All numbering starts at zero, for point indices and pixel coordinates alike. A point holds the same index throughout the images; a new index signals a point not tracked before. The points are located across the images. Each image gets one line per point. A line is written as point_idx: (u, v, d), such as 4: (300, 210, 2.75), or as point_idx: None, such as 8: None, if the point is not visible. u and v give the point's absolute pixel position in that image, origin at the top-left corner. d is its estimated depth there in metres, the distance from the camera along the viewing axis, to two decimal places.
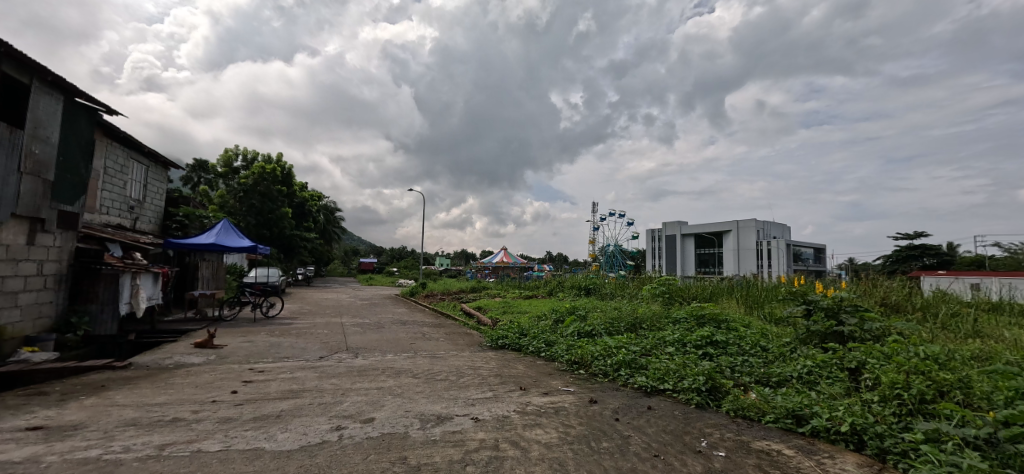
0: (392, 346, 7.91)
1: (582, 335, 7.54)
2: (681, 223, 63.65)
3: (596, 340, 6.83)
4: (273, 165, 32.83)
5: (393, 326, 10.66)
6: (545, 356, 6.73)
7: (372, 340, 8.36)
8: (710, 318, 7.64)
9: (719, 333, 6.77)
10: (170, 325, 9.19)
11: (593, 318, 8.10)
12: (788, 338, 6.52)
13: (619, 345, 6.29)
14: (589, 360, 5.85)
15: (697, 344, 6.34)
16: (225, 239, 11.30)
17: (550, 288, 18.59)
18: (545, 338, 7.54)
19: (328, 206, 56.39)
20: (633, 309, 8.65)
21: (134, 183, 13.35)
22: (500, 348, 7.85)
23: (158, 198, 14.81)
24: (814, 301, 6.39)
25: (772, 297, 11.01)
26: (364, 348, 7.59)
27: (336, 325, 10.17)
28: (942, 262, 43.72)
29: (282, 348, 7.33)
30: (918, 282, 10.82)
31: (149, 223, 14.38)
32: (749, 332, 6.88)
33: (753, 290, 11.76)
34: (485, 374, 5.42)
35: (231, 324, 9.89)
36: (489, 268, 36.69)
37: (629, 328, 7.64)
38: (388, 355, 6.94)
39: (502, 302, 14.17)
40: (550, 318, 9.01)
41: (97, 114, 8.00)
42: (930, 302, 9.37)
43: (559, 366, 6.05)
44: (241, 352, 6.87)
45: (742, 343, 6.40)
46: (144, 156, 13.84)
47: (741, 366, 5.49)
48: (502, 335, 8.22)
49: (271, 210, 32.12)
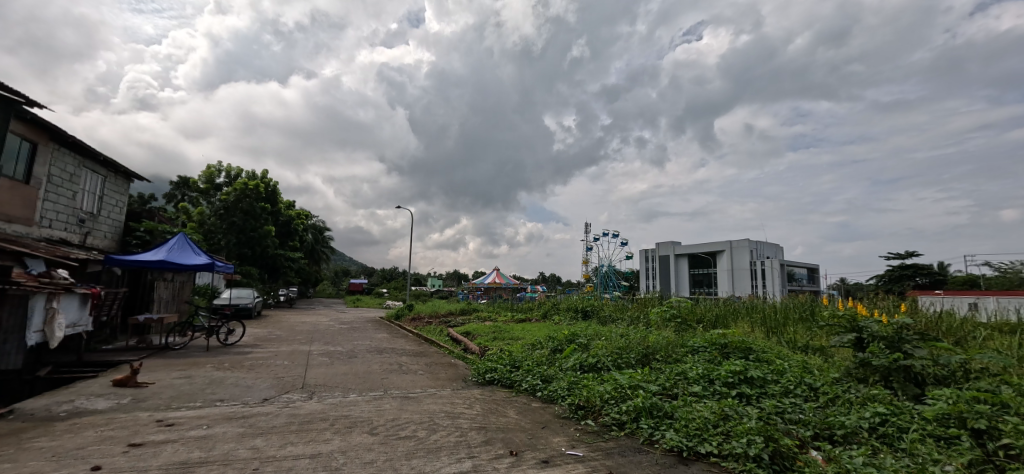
0: (358, 382, 6.64)
1: (585, 369, 6.31)
2: (674, 243, 63.12)
3: (603, 376, 5.63)
4: (257, 181, 31.47)
5: (368, 355, 9.36)
6: (542, 396, 5.52)
7: (337, 375, 7.09)
8: (734, 347, 6.51)
9: (751, 366, 5.61)
10: (101, 356, 7.87)
11: (596, 348, 6.91)
12: (837, 373, 5.39)
13: (633, 383, 5.11)
14: (598, 405, 4.65)
15: (728, 383, 5.16)
16: (178, 256, 9.96)
17: (544, 310, 17.31)
18: (540, 372, 6.32)
19: (316, 226, 54.81)
20: (643, 336, 7.44)
21: (86, 194, 12.10)
22: (488, 384, 6.62)
23: (118, 212, 13.55)
24: (867, 328, 5.31)
25: (788, 320, 9.94)
26: (323, 385, 6.32)
27: (301, 355, 8.83)
28: (935, 282, 43.32)
29: (221, 386, 6.04)
30: (938, 301, 9.99)
31: (106, 239, 13.10)
32: (785, 365, 5.73)
33: (770, 313, 10.62)
34: (465, 426, 4.17)
35: (177, 354, 8.55)
36: (480, 289, 35.50)
37: (641, 360, 6.44)
38: (349, 396, 5.70)
39: (493, 326, 12.89)
40: (546, 347, 7.78)
41: (15, 106, 6.87)
42: (958, 320, 8.42)
43: (559, 413, 4.82)
44: (167, 393, 5.58)
45: (782, 380, 5.24)
46: (101, 166, 12.67)
47: (791, 414, 4.36)
48: (491, 368, 7.00)
49: (253, 229, 30.75)
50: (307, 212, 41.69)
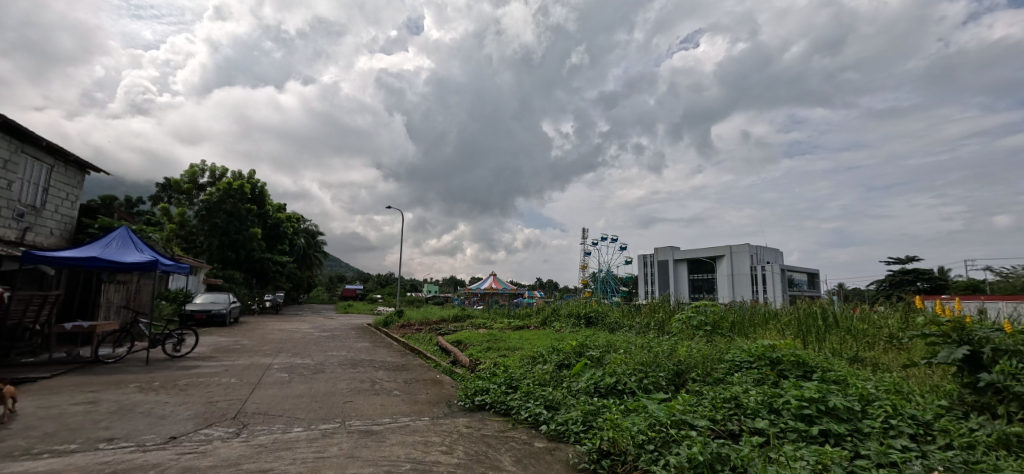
0: (312, 407, 5.21)
1: (602, 392, 4.93)
2: (672, 248, 62.09)
3: (630, 404, 4.23)
4: (240, 181, 29.69)
5: (339, 369, 7.93)
6: (548, 432, 4.11)
7: (289, 398, 5.65)
8: (791, 363, 5.15)
9: (826, 390, 4.23)
10: (6, 374, 6.43)
11: (614, 364, 5.52)
12: (944, 401, 4.05)
13: (676, 417, 3.70)
14: (631, 454, 3.26)
15: (802, 415, 3.79)
16: (115, 252, 8.50)
17: (544, 317, 15.87)
18: (543, 396, 4.92)
19: (309, 230, 53.39)
20: (670, 347, 6.02)
21: (26, 184, 10.68)
22: (479, 410, 5.21)
23: (68, 207, 12.11)
24: (983, 339, 3.98)
25: (828, 325, 8.59)
26: (262, 413, 4.88)
27: (257, 370, 7.41)
28: (937, 287, 42.27)
29: (125, 418, 4.60)
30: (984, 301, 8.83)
31: (52, 236, 11.67)
32: (869, 389, 4.37)
33: (806, 318, 9.21)
34: None
35: (104, 370, 7.08)
36: (475, 295, 34.21)
37: (673, 380, 5.06)
38: (289, 432, 4.27)
39: (487, 335, 11.40)
40: (549, 362, 6.36)
41: None
42: None
43: (573, 462, 3.43)
44: (40, 429, 4.14)
45: (876, 412, 3.86)
46: (46, 153, 11.29)
47: (915, 467, 3.00)
48: (482, 389, 5.61)
49: (238, 231, 29.32)
50: (297, 214, 40.12)
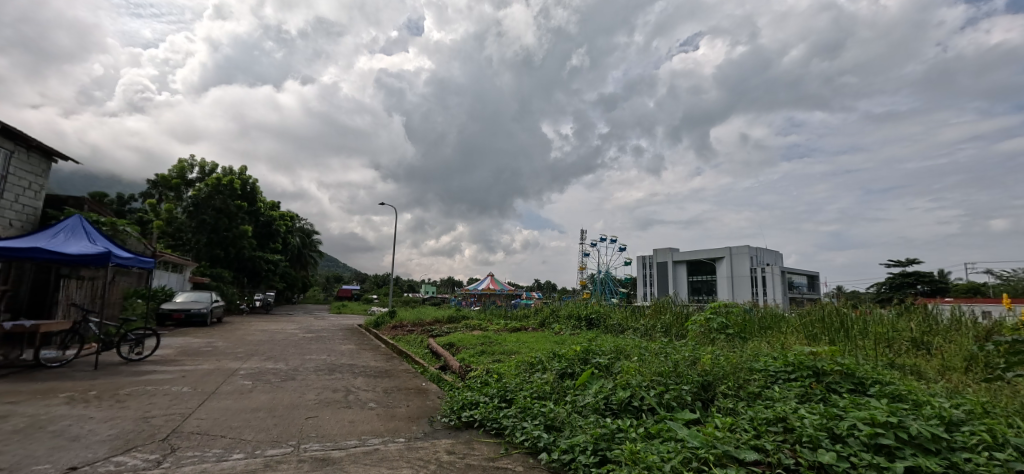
0: (265, 425, 4.32)
1: (615, 410, 4.08)
2: (671, 249, 61.30)
3: (653, 427, 3.37)
4: (231, 177, 28.90)
5: (314, 375, 7.08)
6: (550, 464, 3.26)
7: (243, 412, 4.77)
8: (838, 375, 4.31)
9: (897, 410, 3.37)
10: None
11: (628, 373, 4.66)
12: None
13: (717, 448, 2.84)
14: None
15: (877, 445, 2.95)
16: (60, 244, 7.63)
17: (542, 319, 14.98)
18: (545, 413, 4.06)
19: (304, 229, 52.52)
20: (691, 354, 5.16)
21: None
22: (466, 429, 4.35)
23: (31, 197, 11.24)
24: None
25: (859, 327, 7.72)
26: (202, 434, 4.01)
27: (218, 377, 6.53)
28: (939, 290, 41.54)
29: (27, 440, 3.72)
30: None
31: (12, 228, 10.78)
32: (947, 408, 3.52)
33: (832, 317, 8.32)
34: None
35: (42, 376, 6.21)
36: (471, 295, 33.29)
37: (700, 395, 4.21)
38: (224, 461, 3.39)
39: (481, 337, 10.56)
40: (550, 370, 5.49)
41: None
42: None
43: None
44: None
45: (969, 441, 3.00)
46: (5, 138, 10.41)
47: None
48: (471, 403, 4.76)
49: (227, 228, 28.38)
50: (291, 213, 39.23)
